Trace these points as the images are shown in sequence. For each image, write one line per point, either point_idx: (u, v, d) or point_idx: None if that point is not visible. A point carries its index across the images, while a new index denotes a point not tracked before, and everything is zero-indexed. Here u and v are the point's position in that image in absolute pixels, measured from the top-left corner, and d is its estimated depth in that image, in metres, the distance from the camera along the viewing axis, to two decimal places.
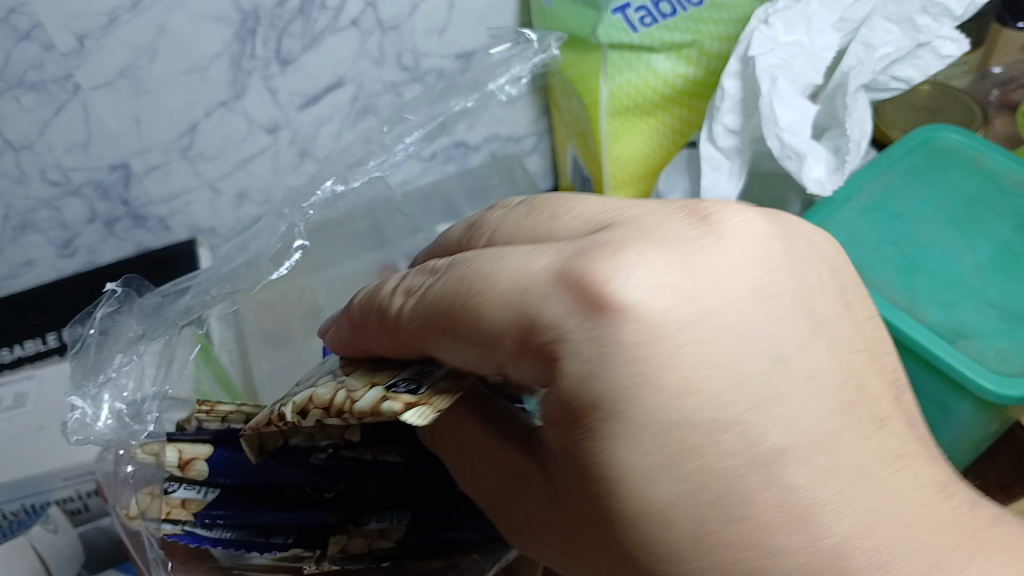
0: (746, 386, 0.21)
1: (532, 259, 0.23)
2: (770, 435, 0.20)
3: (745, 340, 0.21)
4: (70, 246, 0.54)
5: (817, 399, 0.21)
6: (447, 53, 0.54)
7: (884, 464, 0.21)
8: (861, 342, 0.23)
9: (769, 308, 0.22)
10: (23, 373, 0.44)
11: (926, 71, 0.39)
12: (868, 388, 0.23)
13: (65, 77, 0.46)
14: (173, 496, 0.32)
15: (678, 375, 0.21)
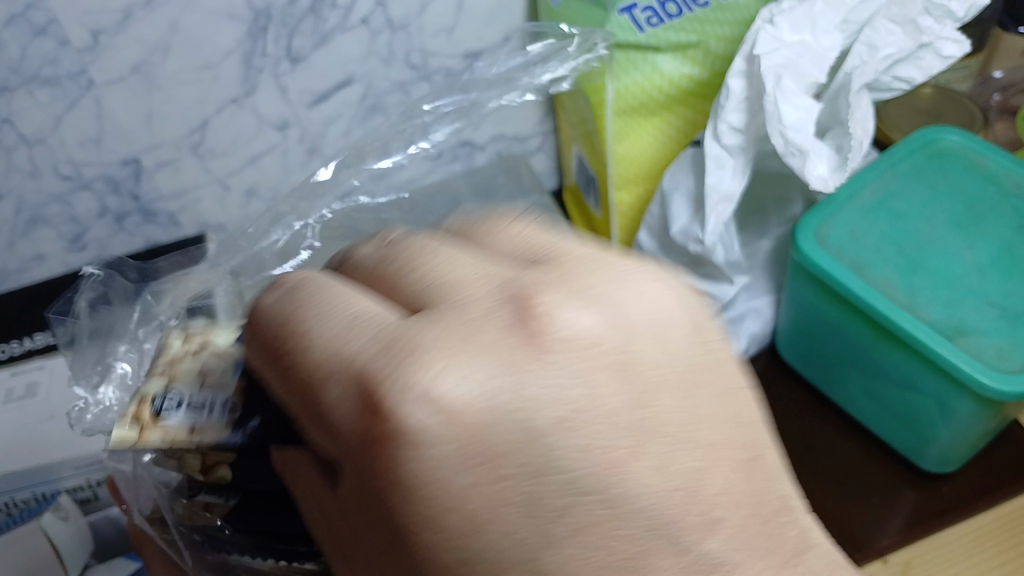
0: (486, 474, 0.24)
1: (341, 330, 0.26)
2: (503, 527, 0.23)
3: (544, 470, 0.24)
4: (81, 240, 0.55)
5: (595, 494, 0.24)
6: (455, 52, 0.54)
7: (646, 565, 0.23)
8: (687, 450, 0.25)
9: (550, 395, 0.25)
10: (35, 364, 0.45)
11: (928, 71, 0.40)
12: (706, 486, 0.25)
13: (79, 72, 0.46)
14: (195, 500, 0.34)
15: (469, 509, 0.24)
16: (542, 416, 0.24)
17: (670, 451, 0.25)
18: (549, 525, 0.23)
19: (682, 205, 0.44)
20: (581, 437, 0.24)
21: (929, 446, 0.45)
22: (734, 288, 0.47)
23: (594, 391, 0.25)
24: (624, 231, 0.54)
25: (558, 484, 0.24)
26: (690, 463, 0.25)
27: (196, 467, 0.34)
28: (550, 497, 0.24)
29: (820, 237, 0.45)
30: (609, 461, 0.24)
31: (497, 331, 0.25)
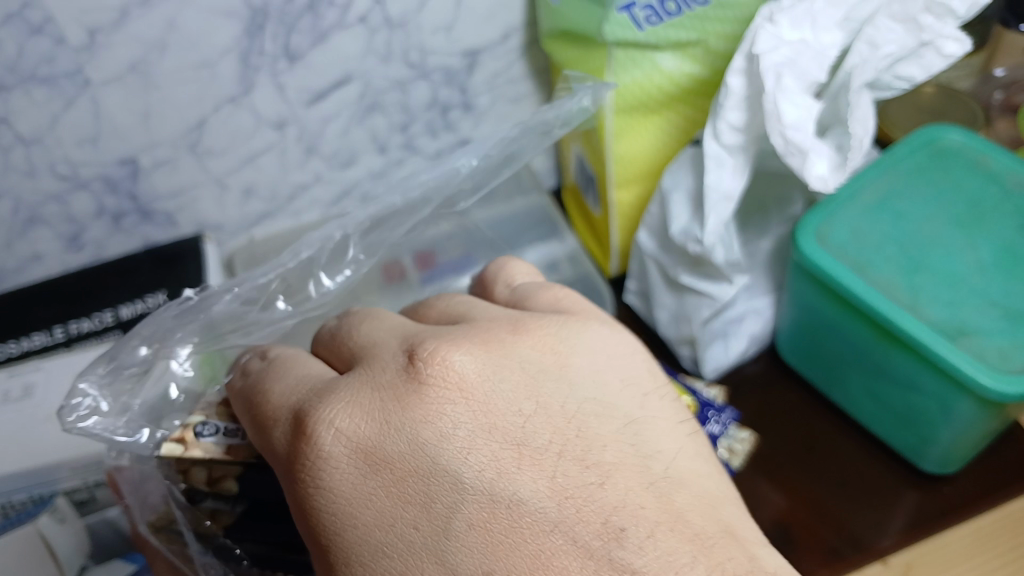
0: (389, 503, 0.28)
1: (292, 393, 0.33)
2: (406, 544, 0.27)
3: (435, 478, 0.28)
4: (78, 240, 0.54)
5: (471, 512, 0.27)
6: (454, 51, 0.54)
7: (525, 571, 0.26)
8: (558, 461, 0.28)
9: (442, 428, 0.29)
10: (32, 365, 0.44)
11: (929, 69, 0.40)
12: (580, 502, 0.27)
13: (75, 71, 0.46)
14: (204, 507, 0.38)
15: (373, 513, 0.28)
16: (433, 438, 0.29)
17: (553, 476, 0.28)
18: (445, 520, 0.27)
19: (681, 205, 0.44)
20: (461, 448, 0.28)
21: (930, 447, 0.45)
22: (733, 288, 0.47)
23: (477, 418, 0.29)
24: (623, 231, 0.54)
25: (448, 485, 0.27)
26: (571, 483, 0.28)
27: (202, 480, 0.37)
28: (460, 516, 0.27)
29: (821, 236, 0.45)
30: (480, 471, 0.28)
31: (398, 381, 0.31)
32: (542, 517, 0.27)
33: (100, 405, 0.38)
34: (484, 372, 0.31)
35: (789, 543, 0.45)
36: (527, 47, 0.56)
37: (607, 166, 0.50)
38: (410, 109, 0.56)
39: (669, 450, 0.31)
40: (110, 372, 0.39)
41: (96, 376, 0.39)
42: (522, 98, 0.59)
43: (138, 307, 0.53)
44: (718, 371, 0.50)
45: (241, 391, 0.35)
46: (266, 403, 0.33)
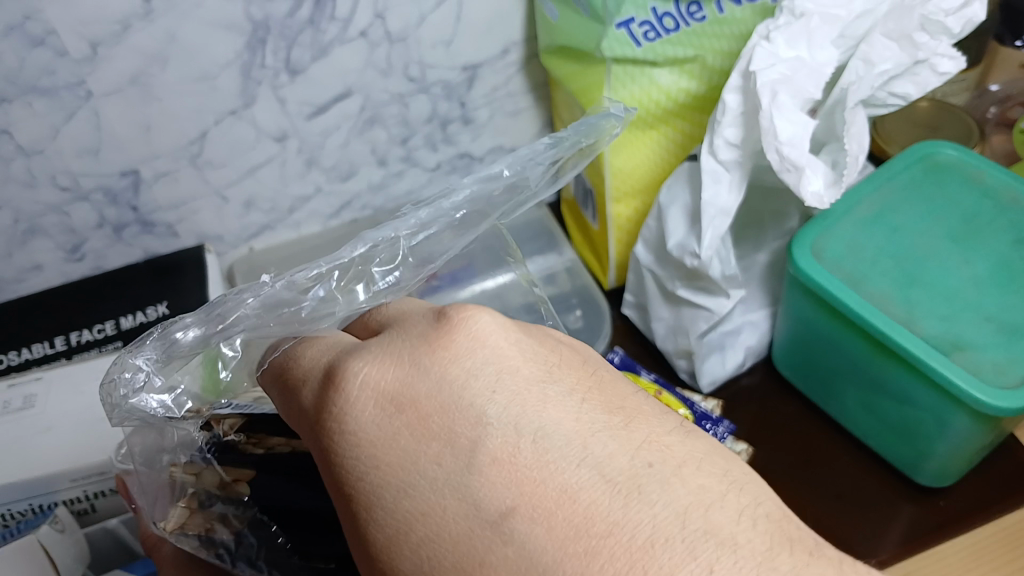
0: (415, 446, 0.28)
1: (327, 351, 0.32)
2: (434, 482, 0.27)
3: (463, 415, 0.28)
4: (78, 251, 0.55)
5: (494, 450, 0.27)
6: (453, 65, 0.54)
7: (549, 505, 0.25)
8: (585, 405, 0.28)
9: (468, 373, 0.29)
10: (32, 376, 0.45)
11: (924, 86, 0.40)
12: (605, 443, 0.27)
13: (77, 83, 0.46)
14: (211, 511, 0.36)
15: (399, 456, 0.28)
16: (461, 381, 0.29)
17: (578, 420, 0.28)
18: (468, 455, 0.27)
19: (678, 219, 0.44)
20: (487, 391, 0.28)
21: (925, 460, 0.45)
22: (731, 302, 0.47)
23: (503, 364, 0.29)
24: (621, 244, 0.54)
25: (476, 420, 0.28)
26: (595, 426, 0.28)
27: (213, 483, 0.35)
28: (486, 457, 0.27)
29: (817, 250, 0.45)
30: (509, 409, 0.28)
31: (423, 333, 0.31)
32: (565, 455, 0.27)
33: (154, 383, 0.32)
34: (511, 331, 0.31)
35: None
36: (525, 62, 0.56)
37: (604, 180, 0.51)
38: (410, 122, 0.56)
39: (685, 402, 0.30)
40: (163, 342, 0.33)
41: (154, 349, 0.33)
42: (522, 111, 0.59)
43: (138, 318, 0.54)
44: (715, 384, 0.51)
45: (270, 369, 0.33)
46: (292, 373, 0.32)
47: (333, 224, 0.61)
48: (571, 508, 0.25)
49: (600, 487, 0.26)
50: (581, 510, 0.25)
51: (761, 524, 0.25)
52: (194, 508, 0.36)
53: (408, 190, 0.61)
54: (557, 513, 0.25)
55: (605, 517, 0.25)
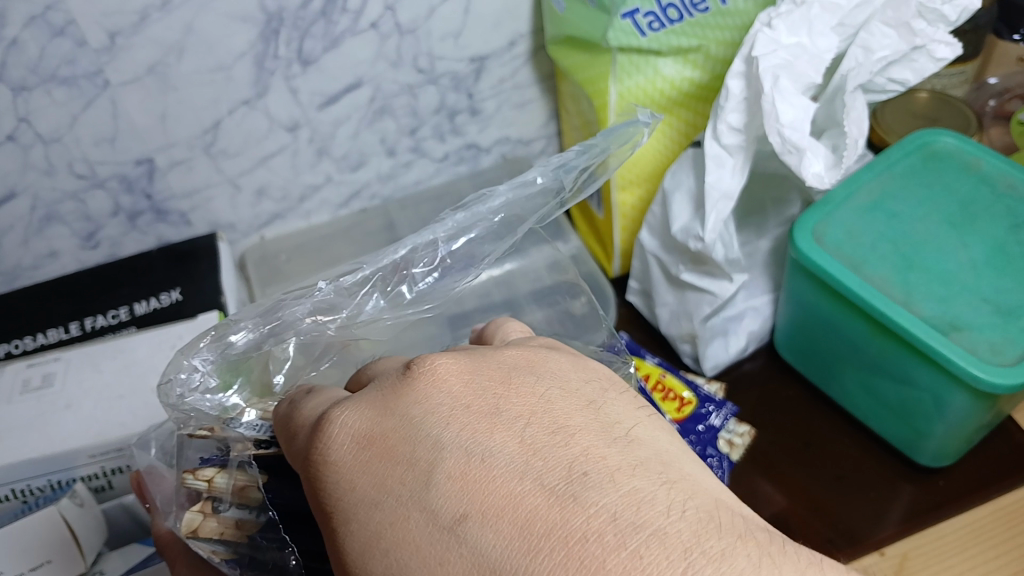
0: (373, 477, 0.26)
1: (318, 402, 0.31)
2: (386, 512, 0.25)
3: (418, 446, 0.26)
4: (94, 238, 0.56)
5: (440, 471, 0.25)
6: (461, 56, 0.56)
7: (489, 522, 0.23)
8: (533, 423, 0.25)
9: (425, 402, 0.27)
10: (51, 356, 0.46)
11: (920, 73, 0.41)
12: (552, 454, 0.24)
13: (95, 73, 0.48)
14: (225, 517, 0.35)
15: (362, 486, 0.26)
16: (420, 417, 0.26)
17: (529, 435, 0.25)
18: (426, 472, 0.25)
19: (683, 204, 0.46)
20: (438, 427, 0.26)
21: (924, 441, 0.46)
22: (734, 285, 0.48)
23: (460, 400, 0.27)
24: (626, 231, 0.56)
25: (430, 450, 0.25)
26: (545, 438, 0.25)
27: (227, 488, 0.35)
28: (439, 472, 0.24)
29: (818, 235, 0.46)
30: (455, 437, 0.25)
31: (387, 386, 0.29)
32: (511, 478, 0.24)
33: (207, 384, 0.37)
34: (475, 359, 0.29)
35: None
36: (532, 54, 0.57)
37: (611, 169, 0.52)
38: (418, 113, 0.58)
39: (634, 419, 0.27)
40: (217, 344, 0.37)
41: (208, 352, 0.37)
42: (529, 102, 0.60)
43: (152, 304, 0.55)
44: (718, 368, 0.52)
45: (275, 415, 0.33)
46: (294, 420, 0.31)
47: (343, 213, 0.62)
48: (510, 521, 0.23)
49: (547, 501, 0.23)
50: (525, 516, 0.23)
51: (697, 515, 0.22)
52: (207, 514, 0.35)
53: (416, 180, 0.62)
54: (500, 528, 0.23)
55: (548, 522, 0.22)
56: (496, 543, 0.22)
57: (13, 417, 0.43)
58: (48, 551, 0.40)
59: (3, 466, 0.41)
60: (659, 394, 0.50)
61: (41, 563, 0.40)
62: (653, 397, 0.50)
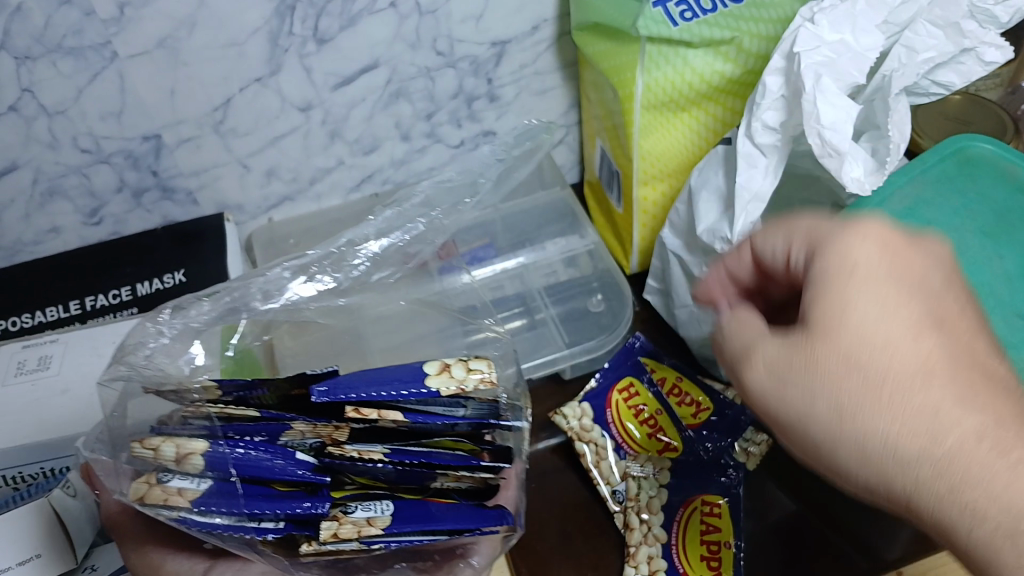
0: (818, 363, 0.28)
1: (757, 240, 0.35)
2: (815, 360, 0.28)
3: (836, 299, 0.29)
4: (97, 215, 0.54)
5: (881, 327, 0.28)
6: (482, 40, 0.54)
7: (913, 328, 0.28)
8: (924, 314, 0.28)
9: (855, 272, 0.29)
10: (48, 337, 0.44)
11: (967, 76, 0.40)
12: (952, 298, 0.29)
13: (103, 44, 0.46)
14: (170, 485, 0.34)
15: (810, 360, 0.29)
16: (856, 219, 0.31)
17: (899, 303, 0.28)
18: (851, 347, 0.28)
19: (710, 204, 0.44)
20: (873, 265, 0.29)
21: None
22: None
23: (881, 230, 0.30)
24: (646, 228, 0.54)
25: (916, 294, 0.29)
26: (880, 320, 0.28)
27: (171, 457, 0.35)
28: (876, 302, 0.28)
29: None
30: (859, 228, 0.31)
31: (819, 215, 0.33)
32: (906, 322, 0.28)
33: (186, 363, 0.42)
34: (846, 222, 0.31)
35: (791, 547, 0.45)
36: (555, 40, 0.55)
37: (632, 162, 0.50)
38: (435, 97, 0.56)
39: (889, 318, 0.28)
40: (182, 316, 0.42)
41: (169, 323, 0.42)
42: (549, 90, 0.58)
43: (154, 285, 0.54)
44: None
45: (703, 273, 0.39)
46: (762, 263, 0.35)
47: (354, 197, 0.61)
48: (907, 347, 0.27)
49: (901, 319, 0.28)
50: (917, 395, 0.27)
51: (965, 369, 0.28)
52: (154, 484, 0.34)
53: (430, 167, 0.61)
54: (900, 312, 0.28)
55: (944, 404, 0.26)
56: (917, 333, 0.28)
57: (8, 400, 0.41)
58: (36, 545, 0.38)
59: None
60: (676, 400, 0.49)
61: (29, 557, 0.38)
62: (668, 403, 0.49)
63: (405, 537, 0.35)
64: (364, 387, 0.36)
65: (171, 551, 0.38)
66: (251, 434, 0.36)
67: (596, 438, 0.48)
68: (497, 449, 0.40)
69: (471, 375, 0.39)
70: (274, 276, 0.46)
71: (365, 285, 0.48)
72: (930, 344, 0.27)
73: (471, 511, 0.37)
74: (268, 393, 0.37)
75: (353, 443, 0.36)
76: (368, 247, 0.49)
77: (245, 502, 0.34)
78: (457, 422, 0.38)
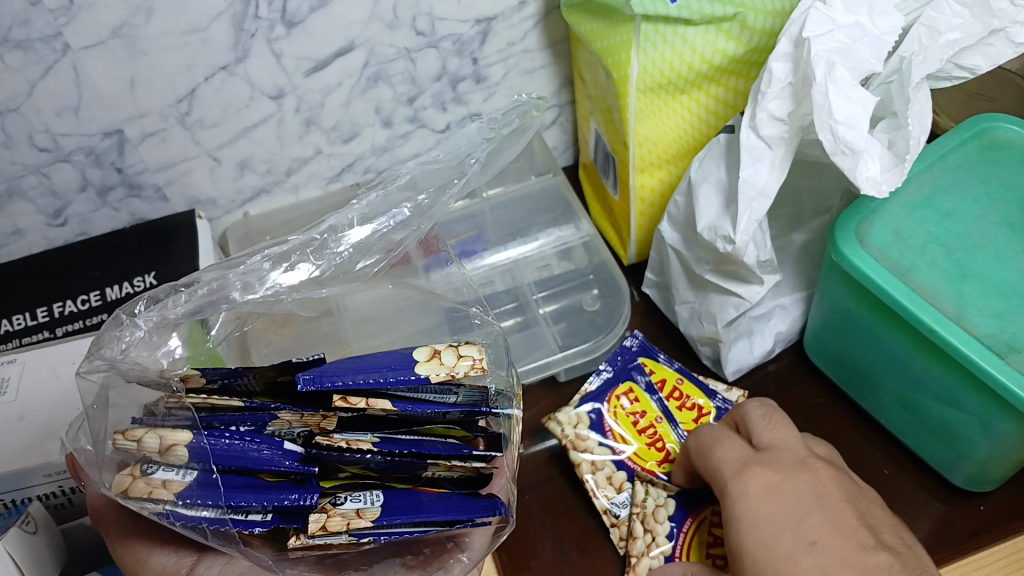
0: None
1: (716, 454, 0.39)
2: None
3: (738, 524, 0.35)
4: (61, 215, 0.51)
5: (771, 545, 0.34)
6: (466, 17, 0.50)
7: None
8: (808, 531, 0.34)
9: (736, 468, 0.38)
10: (5, 357, 0.41)
11: (995, 59, 0.36)
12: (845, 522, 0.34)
13: (53, 35, 0.42)
14: (154, 477, 0.32)
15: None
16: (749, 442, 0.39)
17: (788, 523, 0.35)
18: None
19: (711, 198, 0.40)
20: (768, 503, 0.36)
21: (965, 463, 0.42)
22: (763, 289, 0.43)
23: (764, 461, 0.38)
24: (644, 216, 0.51)
25: (795, 522, 0.34)
26: (779, 540, 0.34)
27: (155, 447, 0.32)
28: (770, 526, 0.35)
29: (861, 236, 0.41)
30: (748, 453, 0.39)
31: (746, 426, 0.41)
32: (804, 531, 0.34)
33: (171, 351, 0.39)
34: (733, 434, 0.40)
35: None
36: (544, 15, 0.51)
37: (628, 148, 0.47)
38: (417, 80, 0.52)
39: (776, 533, 0.34)
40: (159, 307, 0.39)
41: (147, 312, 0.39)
42: (539, 68, 0.55)
43: (124, 290, 0.50)
44: (740, 372, 0.47)
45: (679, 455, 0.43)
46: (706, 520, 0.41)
47: (334, 187, 0.57)
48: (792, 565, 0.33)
49: (791, 537, 0.34)
50: None
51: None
52: (138, 476, 0.32)
53: (415, 153, 0.57)
54: None
55: None
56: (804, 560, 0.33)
57: None
58: None
59: None
60: (675, 403, 0.46)
61: None
62: (669, 410, 0.46)
63: (395, 529, 0.33)
64: (351, 374, 0.34)
65: (155, 545, 0.36)
66: (236, 423, 0.34)
67: (593, 449, 0.45)
68: (490, 436, 0.37)
69: (461, 361, 0.36)
70: (253, 265, 0.42)
71: (349, 274, 0.44)
72: (822, 568, 0.33)
73: (459, 503, 0.35)
74: (253, 380, 0.35)
75: (338, 431, 0.34)
76: (351, 235, 0.45)
77: (225, 493, 0.32)
78: (448, 410, 0.35)
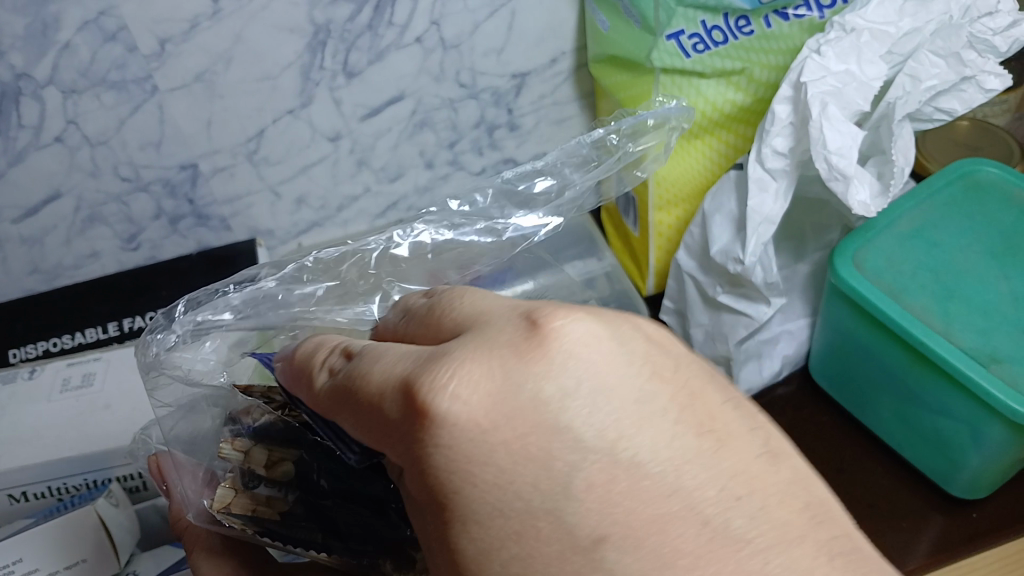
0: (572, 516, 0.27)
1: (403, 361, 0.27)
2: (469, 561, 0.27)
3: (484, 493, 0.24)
4: (135, 240, 0.57)
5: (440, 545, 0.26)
6: (503, 72, 0.56)
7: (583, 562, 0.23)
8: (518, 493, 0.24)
9: (605, 407, 0.25)
10: (92, 356, 0.48)
11: (969, 102, 0.46)
12: (523, 471, 0.24)
13: (144, 78, 0.48)
14: (258, 493, 0.34)
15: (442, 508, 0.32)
16: (550, 409, 0.25)
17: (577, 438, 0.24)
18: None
19: (723, 226, 0.48)
20: (521, 489, 0.24)
21: (959, 472, 0.46)
22: (771, 310, 0.50)
23: (592, 423, 0.25)
24: (662, 251, 0.56)
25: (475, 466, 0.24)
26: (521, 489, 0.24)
27: (260, 462, 0.34)
28: (589, 486, 0.24)
29: (858, 262, 0.47)
30: (520, 401, 0.25)
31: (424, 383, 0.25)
32: (659, 481, 0.24)
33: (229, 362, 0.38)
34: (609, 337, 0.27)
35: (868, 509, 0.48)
36: (574, 71, 0.58)
37: (648, 188, 0.52)
38: (458, 127, 0.58)
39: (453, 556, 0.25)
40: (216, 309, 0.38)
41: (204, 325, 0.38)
42: (567, 119, 0.61)
43: None
44: (751, 392, 0.53)
45: (331, 389, 0.29)
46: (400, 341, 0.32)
47: (380, 224, 0.63)
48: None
49: (503, 481, 0.24)
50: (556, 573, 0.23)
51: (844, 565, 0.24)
52: (239, 491, 0.34)
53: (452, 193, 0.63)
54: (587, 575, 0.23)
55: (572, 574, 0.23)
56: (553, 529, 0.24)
57: (52, 415, 0.45)
58: (82, 551, 0.42)
59: (42, 464, 0.43)
60: None
61: (76, 562, 0.42)
62: None
63: None
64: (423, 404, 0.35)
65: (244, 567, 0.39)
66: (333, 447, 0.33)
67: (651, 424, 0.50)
68: None
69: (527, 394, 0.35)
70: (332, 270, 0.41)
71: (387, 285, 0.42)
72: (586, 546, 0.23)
73: None
74: None
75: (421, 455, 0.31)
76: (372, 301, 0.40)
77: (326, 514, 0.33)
78: None
